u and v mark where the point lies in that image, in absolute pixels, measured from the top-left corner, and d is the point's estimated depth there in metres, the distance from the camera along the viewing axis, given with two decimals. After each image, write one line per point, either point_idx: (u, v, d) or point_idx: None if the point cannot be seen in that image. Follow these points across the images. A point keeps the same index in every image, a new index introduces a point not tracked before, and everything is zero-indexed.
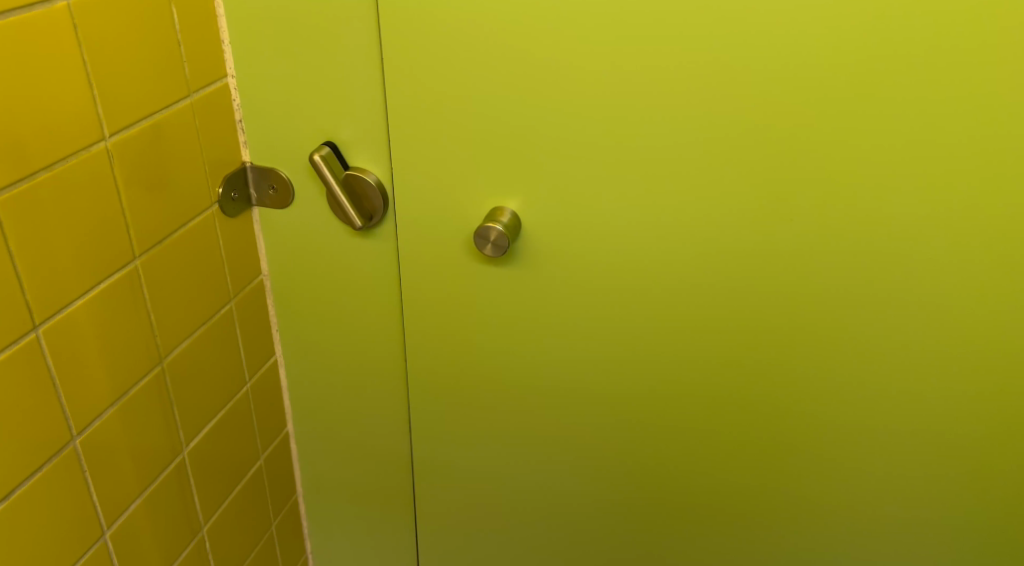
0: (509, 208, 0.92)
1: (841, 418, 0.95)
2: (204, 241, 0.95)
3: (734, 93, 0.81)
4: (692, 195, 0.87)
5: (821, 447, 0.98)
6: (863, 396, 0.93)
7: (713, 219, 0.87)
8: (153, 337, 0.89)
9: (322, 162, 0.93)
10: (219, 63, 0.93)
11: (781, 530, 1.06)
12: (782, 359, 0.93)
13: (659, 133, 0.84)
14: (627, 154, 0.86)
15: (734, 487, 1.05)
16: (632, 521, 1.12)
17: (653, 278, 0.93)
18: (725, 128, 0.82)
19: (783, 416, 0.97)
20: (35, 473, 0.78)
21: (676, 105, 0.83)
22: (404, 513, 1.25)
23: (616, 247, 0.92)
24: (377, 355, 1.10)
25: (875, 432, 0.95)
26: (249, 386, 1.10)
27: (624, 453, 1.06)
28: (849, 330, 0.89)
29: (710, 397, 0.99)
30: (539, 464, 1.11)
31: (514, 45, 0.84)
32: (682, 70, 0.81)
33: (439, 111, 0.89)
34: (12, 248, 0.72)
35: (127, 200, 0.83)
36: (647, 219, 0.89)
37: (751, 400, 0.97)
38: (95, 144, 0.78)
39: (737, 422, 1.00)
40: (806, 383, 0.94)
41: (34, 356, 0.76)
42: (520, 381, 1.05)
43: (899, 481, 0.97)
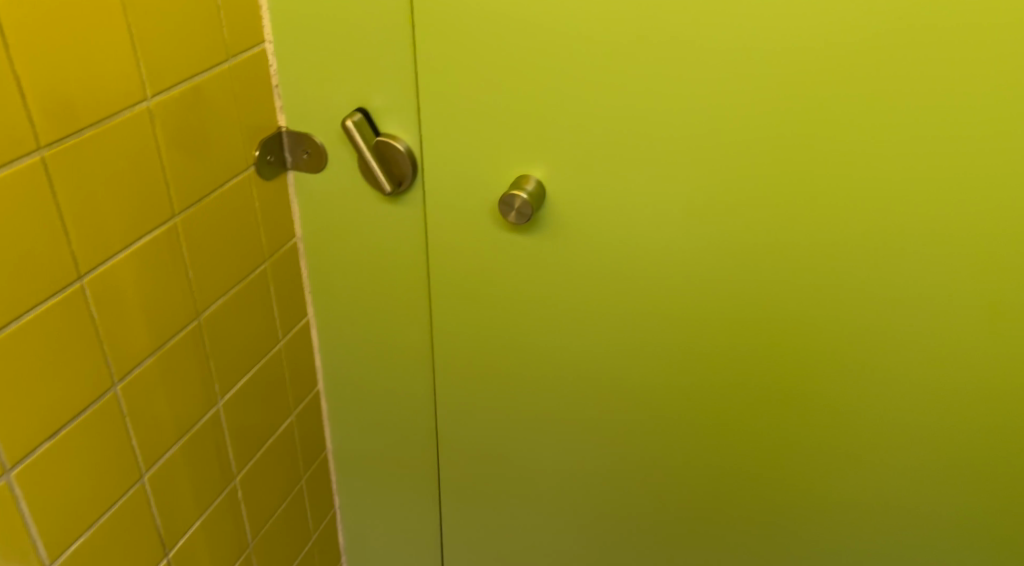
0: (534, 177, 0.94)
1: (857, 399, 0.96)
2: (240, 201, 0.99)
3: (756, 69, 0.82)
4: (712, 171, 0.88)
5: (836, 429, 0.99)
6: (878, 378, 0.94)
7: (733, 195, 0.89)
8: (191, 291, 0.94)
9: (354, 128, 0.96)
10: (257, 30, 0.96)
11: (794, 512, 1.08)
12: (800, 339, 0.95)
13: (682, 105, 0.85)
14: (650, 125, 0.88)
15: (749, 467, 1.07)
16: (649, 497, 1.15)
17: (672, 254, 0.94)
18: (746, 105, 0.84)
19: (800, 396, 0.99)
20: (80, 414, 0.82)
21: (698, 78, 0.84)
22: (429, 477, 1.29)
23: (637, 219, 0.93)
24: (404, 321, 1.14)
25: (890, 415, 0.96)
26: (282, 344, 1.14)
27: (641, 431, 1.09)
28: (865, 311, 0.90)
29: (726, 376, 1.01)
30: (558, 437, 1.14)
31: (542, 17, 0.85)
32: (704, 46, 0.82)
33: (467, 82, 0.92)
34: (61, 202, 0.76)
35: (167, 159, 0.87)
36: (667, 190, 0.91)
37: (769, 378, 0.99)
38: (137, 105, 0.82)
39: (754, 402, 1.01)
40: (824, 363, 0.95)
41: (78, 305, 0.80)
42: (541, 349, 1.08)
43: (913, 465, 0.99)
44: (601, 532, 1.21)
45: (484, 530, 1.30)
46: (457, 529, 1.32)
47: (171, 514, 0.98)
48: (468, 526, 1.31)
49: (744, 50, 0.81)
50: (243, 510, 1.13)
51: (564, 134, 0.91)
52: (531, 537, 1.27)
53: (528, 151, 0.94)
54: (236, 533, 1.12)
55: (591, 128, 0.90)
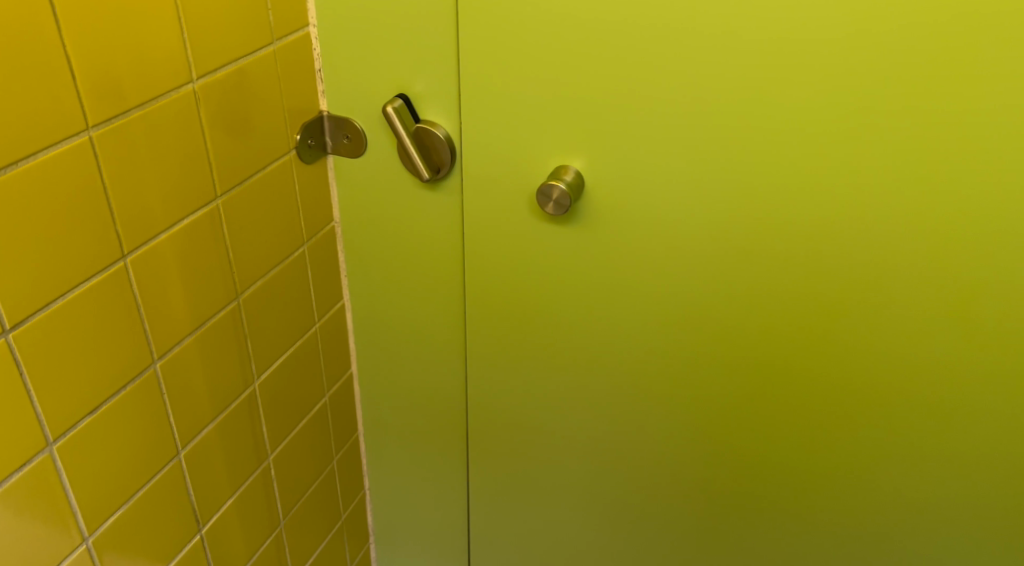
0: (573, 167, 0.94)
1: (894, 395, 0.95)
2: (279, 184, 1.00)
3: (806, 62, 0.80)
4: (756, 166, 0.87)
5: (872, 426, 0.99)
6: (916, 377, 0.93)
7: (775, 191, 0.88)
8: (230, 273, 0.95)
9: (395, 114, 0.97)
10: (301, 13, 0.96)
11: (825, 508, 1.07)
12: (840, 335, 0.94)
13: (727, 97, 0.84)
14: (693, 119, 0.87)
15: (781, 462, 1.06)
16: (677, 489, 1.14)
17: (710, 248, 0.93)
18: (789, 100, 0.83)
19: (837, 392, 0.98)
20: (120, 391, 0.84)
21: (744, 71, 0.83)
22: (457, 463, 1.30)
23: (675, 212, 0.93)
24: (438, 307, 1.14)
25: (928, 411, 0.95)
26: (318, 327, 1.15)
27: (671, 422, 1.09)
28: (907, 309, 0.90)
29: (763, 371, 1.00)
30: (589, 427, 1.14)
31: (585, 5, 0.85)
32: (753, 38, 0.81)
33: (508, 70, 0.91)
34: (107, 183, 0.76)
35: (210, 141, 0.88)
36: (707, 185, 0.90)
37: (808, 374, 0.98)
38: (184, 86, 0.82)
39: (789, 396, 1.00)
40: (863, 360, 0.94)
41: (121, 284, 0.80)
42: (574, 339, 1.07)
43: (948, 464, 0.98)
44: (629, 524, 1.21)
45: (511, 516, 1.30)
46: (483, 515, 1.33)
47: (206, 491, 1.00)
48: (495, 512, 1.31)
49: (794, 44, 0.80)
50: (275, 488, 1.14)
51: (606, 124, 0.90)
52: (557, 525, 1.27)
53: (568, 141, 0.93)
54: (268, 511, 1.14)
55: (634, 120, 0.89)
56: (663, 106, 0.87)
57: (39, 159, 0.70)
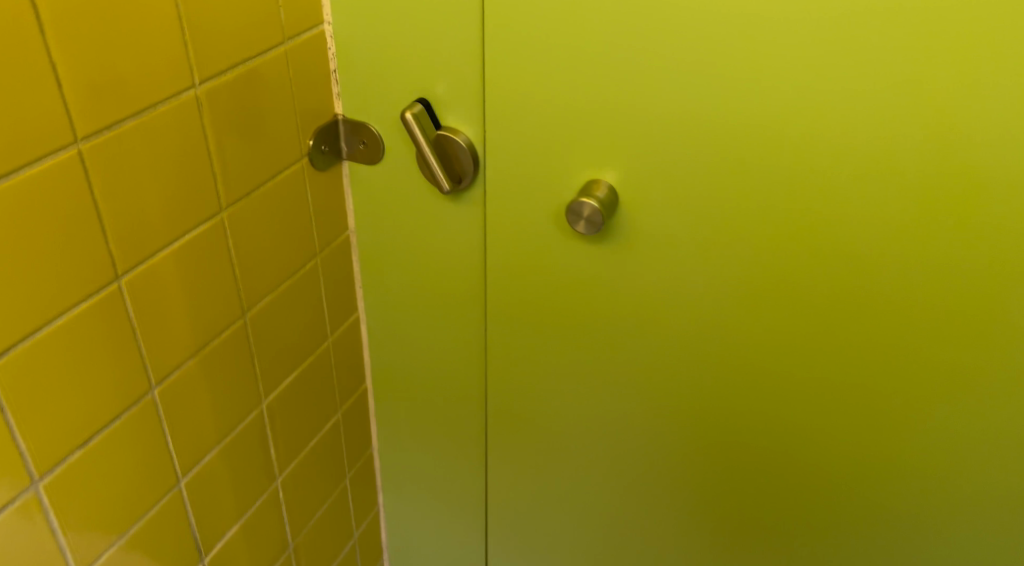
0: (605, 181, 0.87)
1: (928, 392, 0.86)
2: (289, 193, 0.94)
3: (870, 68, 0.73)
4: (810, 180, 0.79)
5: (903, 427, 0.90)
6: (953, 375, 0.84)
7: (829, 208, 0.80)
8: (236, 290, 0.88)
9: (414, 120, 0.90)
10: (316, 10, 0.90)
11: (853, 516, 0.99)
12: (872, 331, 0.85)
13: (777, 109, 0.77)
14: (739, 132, 0.79)
15: (806, 467, 0.98)
16: (696, 497, 1.07)
17: (752, 270, 0.86)
18: (846, 113, 0.75)
19: (867, 393, 0.89)
20: (114, 420, 0.78)
21: (797, 80, 0.75)
22: (469, 472, 1.23)
23: (715, 232, 0.86)
24: (458, 322, 1.08)
25: (964, 408, 0.86)
26: (330, 341, 1.09)
27: (692, 425, 1.01)
28: (948, 303, 0.81)
29: (788, 370, 0.92)
30: (611, 440, 1.07)
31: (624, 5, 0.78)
32: (810, 42, 0.73)
33: (538, 73, 0.84)
34: (98, 199, 0.70)
35: (215, 151, 0.81)
36: (751, 203, 0.83)
37: (834, 372, 0.89)
38: (185, 91, 0.75)
39: (815, 396, 0.92)
40: (895, 356, 0.86)
41: (115, 307, 0.74)
42: (601, 360, 1.01)
43: (988, 468, 0.88)
44: (654, 550, 1.15)
45: (524, 526, 1.24)
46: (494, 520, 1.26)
47: (209, 518, 0.94)
48: (507, 520, 1.25)
49: (859, 47, 0.72)
50: (284, 511, 1.08)
51: (643, 134, 0.83)
52: (577, 542, 1.21)
53: (600, 151, 0.86)
54: (277, 534, 1.08)
55: (676, 129, 0.82)
56: (708, 113, 0.80)
57: (22, 175, 0.64)
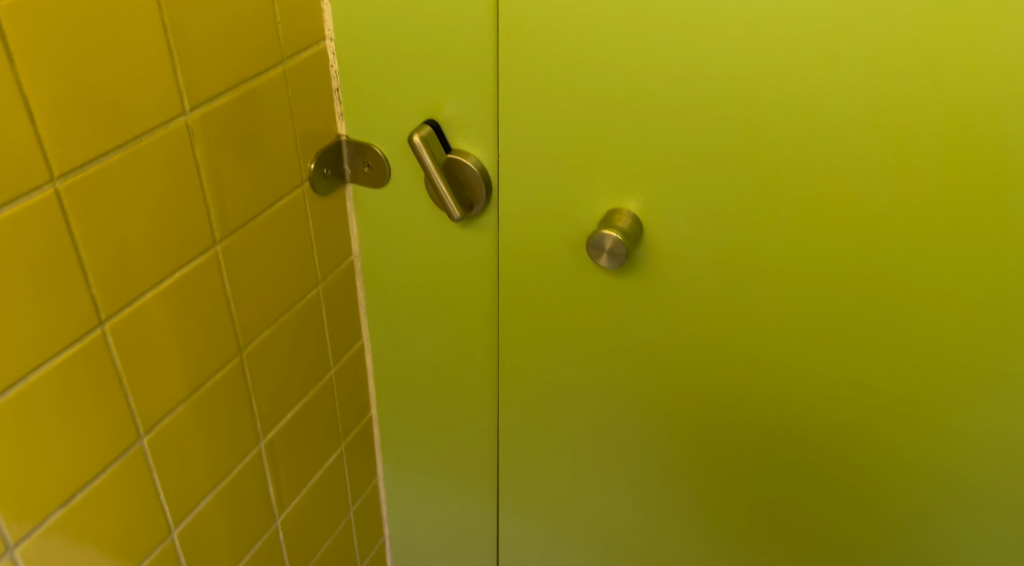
0: (628, 211, 0.81)
1: (925, 383, 0.79)
2: (288, 220, 0.88)
3: (920, 93, 0.66)
4: (849, 210, 0.73)
5: (898, 422, 0.82)
6: (954, 367, 0.76)
7: (870, 240, 0.73)
8: (232, 327, 0.83)
9: (422, 144, 0.84)
10: (317, 26, 0.84)
11: (847, 516, 0.91)
12: (868, 321, 0.78)
13: (815, 139, 0.70)
14: (774, 161, 0.73)
15: (797, 465, 0.90)
16: (689, 500, 1.00)
17: (786, 306, 0.80)
18: (890, 145, 0.69)
19: (862, 387, 0.82)
20: (100, 474, 0.72)
21: (839, 109, 0.69)
22: (460, 480, 1.16)
23: (746, 267, 0.80)
24: (468, 352, 1.02)
25: (966, 401, 0.78)
26: (333, 372, 1.03)
27: (692, 437, 0.94)
28: (954, 294, 0.73)
29: (778, 362, 0.84)
30: (618, 459, 1.01)
31: (649, 25, 0.71)
32: (854, 66, 0.67)
33: (556, 94, 0.78)
34: (78, 240, 0.64)
35: (208, 182, 0.75)
36: (787, 237, 0.76)
37: (827, 362, 0.82)
38: (175, 120, 0.70)
39: (808, 390, 0.85)
40: (892, 347, 0.78)
41: (98, 354, 0.68)
42: (621, 395, 0.95)
43: (991, 466, 0.80)
44: None
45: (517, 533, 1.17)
46: (481, 524, 1.19)
47: None
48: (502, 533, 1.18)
49: (904, 70, 0.66)
50: (285, 551, 1.03)
51: (669, 162, 0.77)
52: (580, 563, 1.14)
53: (621, 177, 0.80)
54: None
55: (705, 154, 0.75)
56: (738, 136, 0.73)
57: None
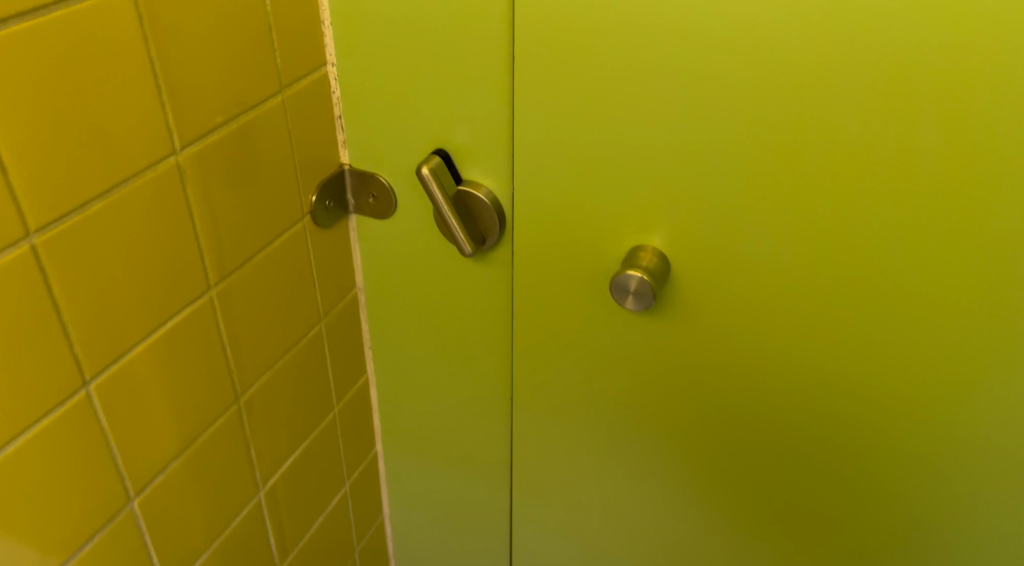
0: (653, 248, 0.75)
1: (916, 382, 0.72)
2: (288, 257, 0.82)
3: (971, 125, 0.60)
4: (889, 247, 0.67)
5: (889, 424, 0.76)
6: (947, 366, 0.70)
7: (910, 279, 0.67)
8: (229, 374, 0.77)
9: (432, 176, 0.78)
10: (317, 50, 0.78)
11: (838, 526, 0.85)
12: (859, 321, 0.71)
13: (856, 176, 0.65)
14: (811, 199, 0.67)
15: (784, 472, 0.84)
16: (679, 517, 0.93)
17: (820, 348, 0.74)
18: (940, 180, 0.63)
19: (850, 388, 0.75)
20: (87, 542, 0.67)
21: (884, 143, 0.63)
22: (447, 502, 1.10)
23: (778, 307, 0.74)
24: (479, 389, 0.96)
25: (960, 400, 0.71)
26: (337, 411, 0.98)
27: (670, 426, 0.87)
28: (955, 296, 0.67)
29: (763, 365, 0.78)
30: (624, 490, 0.95)
31: (675, 53, 0.66)
32: (900, 98, 0.61)
33: (573, 124, 0.72)
34: (59, 297, 0.59)
35: (201, 224, 0.70)
36: (822, 277, 0.70)
37: (813, 362, 0.75)
38: (165, 160, 0.64)
39: (795, 394, 0.78)
40: (883, 346, 0.71)
41: (84, 417, 0.63)
42: (640, 435, 0.89)
43: (991, 469, 0.73)
44: None
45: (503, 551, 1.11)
46: (461, 531, 1.13)
47: None
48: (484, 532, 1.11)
49: (955, 102, 0.60)
50: None
51: (697, 198, 0.71)
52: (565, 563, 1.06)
53: (645, 212, 0.74)
54: None
55: (736, 189, 0.69)
56: (773, 170, 0.67)
57: None
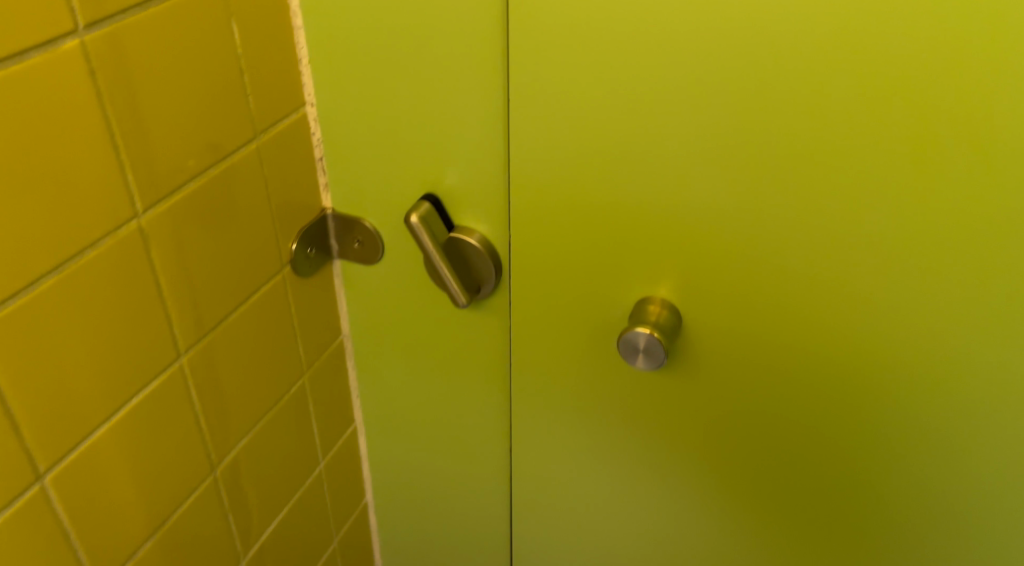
0: (661, 300, 0.70)
1: (902, 400, 0.66)
2: (268, 311, 0.76)
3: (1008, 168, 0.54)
4: (915, 295, 0.61)
5: (868, 427, 0.69)
6: (936, 384, 0.64)
7: (934, 330, 0.62)
8: (203, 444, 0.71)
9: (421, 224, 0.72)
10: (295, 91, 0.72)
11: (825, 542, 0.78)
12: (845, 342, 0.65)
13: (880, 226, 0.59)
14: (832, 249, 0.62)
15: (765, 493, 0.78)
16: (659, 527, 0.86)
17: (838, 395, 0.68)
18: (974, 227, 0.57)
19: (820, 377, 0.68)
20: None
21: (912, 193, 0.57)
22: (433, 538, 1.04)
23: (796, 360, 0.68)
24: (475, 437, 0.91)
25: (949, 416, 0.65)
26: (323, 465, 0.92)
27: (618, 406, 0.79)
28: (955, 324, 0.61)
29: (748, 387, 0.72)
30: (623, 530, 0.89)
31: (681, 95, 0.60)
32: (930, 144, 0.55)
33: (572, 169, 0.67)
34: (6, 388, 0.53)
35: (168, 289, 0.64)
36: (842, 327, 0.65)
37: (796, 379, 0.69)
38: (125, 225, 0.59)
39: (779, 417, 0.72)
40: (870, 364, 0.65)
41: (40, 513, 0.57)
42: (646, 483, 0.83)
43: (986, 485, 0.67)
44: None
45: None
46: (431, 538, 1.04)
47: None
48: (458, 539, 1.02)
49: (990, 143, 0.54)
50: None
51: (707, 247, 0.66)
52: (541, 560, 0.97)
53: (652, 260, 0.68)
54: None
55: (750, 236, 0.64)
56: (790, 216, 0.61)
57: None
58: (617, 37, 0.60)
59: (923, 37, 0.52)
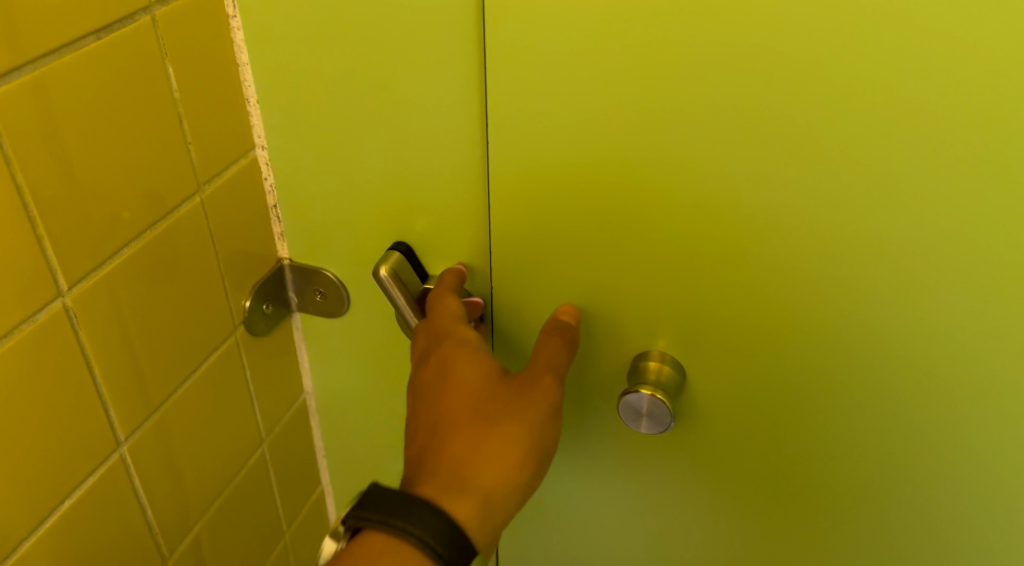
0: (664, 355, 0.63)
1: (903, 446, 0.60)
2: (221, 379, 0.68)
3: None
4: (934, 343, 0.55)
5: (849, 450, 0.63)
6: (916, 404, 0.58)
7: (957, 381, 0.56)
8: (152, 537, 0.63)
9: (392, 278, 0.64)
10: (243, 135, 0.64)
11: None
12: (853, 392, 0.59)
13: (902, 274, 0.53)
14: (847, 298, 0.55)
15: (766, 542, 0.72)
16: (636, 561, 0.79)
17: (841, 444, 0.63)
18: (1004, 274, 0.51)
19: (802, 404, 0.62)
20: None
21: (935, 240, 0.51)
22: None
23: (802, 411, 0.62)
24: None
25: (962, 463, 0.59)
26: (289, 534, 0.83)
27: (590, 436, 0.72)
28: (977, 374, 0.55)
29: (748, 436, 0.66)
30: None
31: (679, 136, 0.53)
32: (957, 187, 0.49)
33: (558, 216, 0.59)
34: None
35: (103, 372, 0.56)
36: (855, 378, 0.59)
37: (799, 429, 0.63)
38: (45, 307, 0.51)
39: (770, 460, 0.66)
40: (880, 413, 0.60)
41: None
42: (640, 535, 0.77)
43: (970, 513, 0.61)
44: None
45: None
46: None
47: None
48: None
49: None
50: None
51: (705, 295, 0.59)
52: None
53: (646, 310, 0.62)
54: None
55: (757, 286, 0.57)
56: (795, 261, 0.55)
57: None
58: (607, 73, 0.53)
59: (955, 71, 0.46)
